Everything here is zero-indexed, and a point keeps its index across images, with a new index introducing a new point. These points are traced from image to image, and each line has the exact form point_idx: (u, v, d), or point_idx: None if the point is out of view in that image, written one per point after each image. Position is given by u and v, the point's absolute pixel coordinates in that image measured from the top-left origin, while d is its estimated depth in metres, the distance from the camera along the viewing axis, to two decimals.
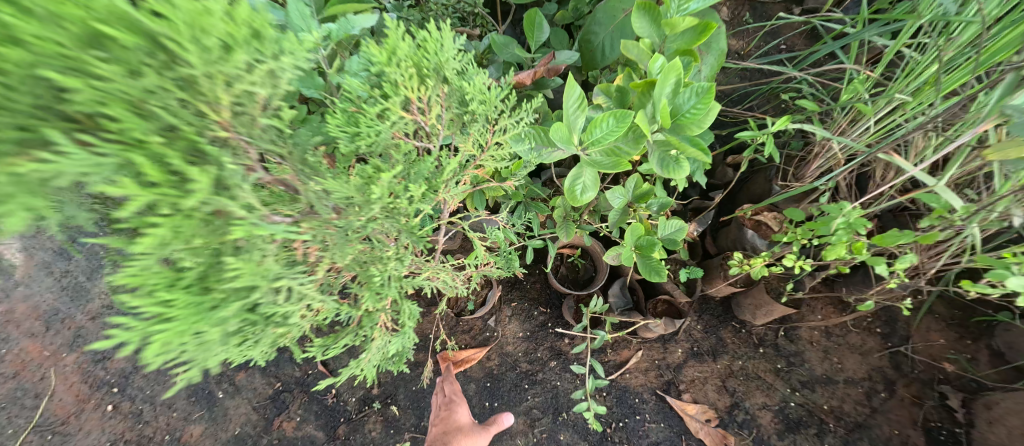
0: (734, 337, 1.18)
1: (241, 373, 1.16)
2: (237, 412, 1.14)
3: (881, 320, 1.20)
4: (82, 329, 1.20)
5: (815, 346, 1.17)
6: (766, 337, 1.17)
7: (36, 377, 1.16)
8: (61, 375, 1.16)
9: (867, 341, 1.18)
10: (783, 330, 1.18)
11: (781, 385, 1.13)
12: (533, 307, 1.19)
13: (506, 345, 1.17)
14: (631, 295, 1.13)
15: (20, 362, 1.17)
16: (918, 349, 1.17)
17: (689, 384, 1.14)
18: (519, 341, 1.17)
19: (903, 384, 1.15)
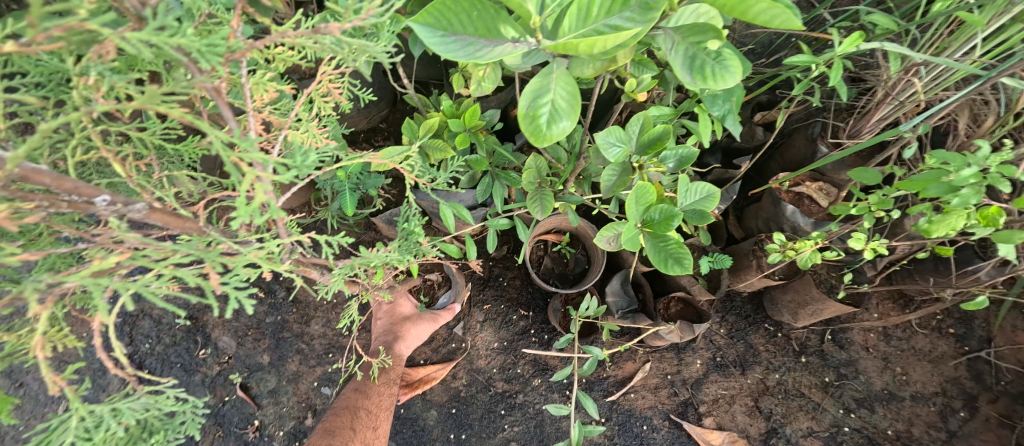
0: (767, 343, 0.92)
1: None
2: None
3: (954, 318, 0.92)
4: None
5: (872, 352, 0.91)
6: (809, 342, 0.92)
7: None
8: None
9: (939, 344, 0.92)
10: (830, 333, 0.92)
11: (829, 405, 0.88)
12: (510, 311, 0.93)
13: (476, 360, 0.91)
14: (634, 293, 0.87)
15: None
16: None
17: (710, 406, 0.89)
18: (492, 354, 0.92)
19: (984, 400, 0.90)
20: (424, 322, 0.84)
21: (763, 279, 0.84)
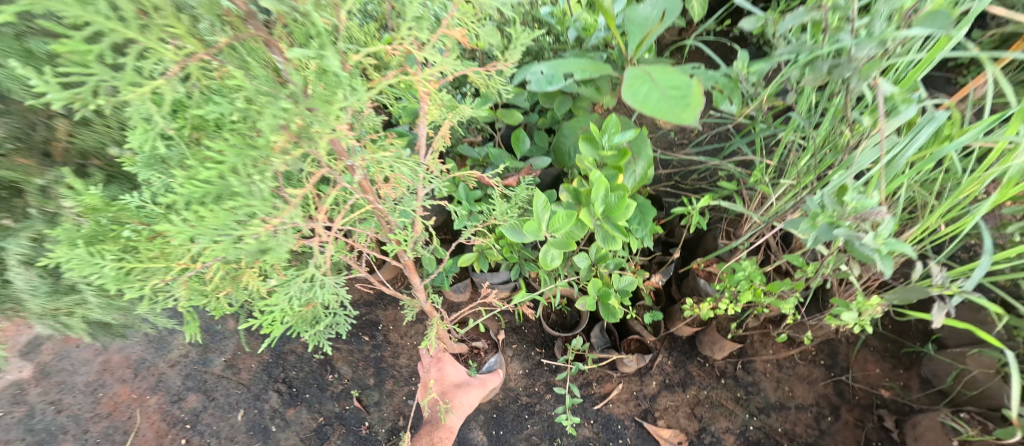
0: (699, 371, 1.40)
1: (291, 409, 1.41)
2: (288, 442, 1.37)
3: (824, 353, 1.42)
4: (163, 375, 1.47)
5: (769, 376, 1.39)
6: (727, 370, 1.40)
7: (123, 417, 1.41)
8: (143, 414, 1.42)
9: (813, 370, 1.40)
10: (741, 363, 1.40)
11: (741, 411, 1.35)
12: (530, 348, 1.43)
13: (508, 381, 1.40)
14: (609, 336, 1.37)
15: (111, 405, 1.42)
16: (855, 376, 1.39)
17: (663, 412, 1.35)
18: (519, 377, 1.40)
19: (845, 408, 1.35)
20: (465, 397, 1.16)
21: (688, 326, 1.34)
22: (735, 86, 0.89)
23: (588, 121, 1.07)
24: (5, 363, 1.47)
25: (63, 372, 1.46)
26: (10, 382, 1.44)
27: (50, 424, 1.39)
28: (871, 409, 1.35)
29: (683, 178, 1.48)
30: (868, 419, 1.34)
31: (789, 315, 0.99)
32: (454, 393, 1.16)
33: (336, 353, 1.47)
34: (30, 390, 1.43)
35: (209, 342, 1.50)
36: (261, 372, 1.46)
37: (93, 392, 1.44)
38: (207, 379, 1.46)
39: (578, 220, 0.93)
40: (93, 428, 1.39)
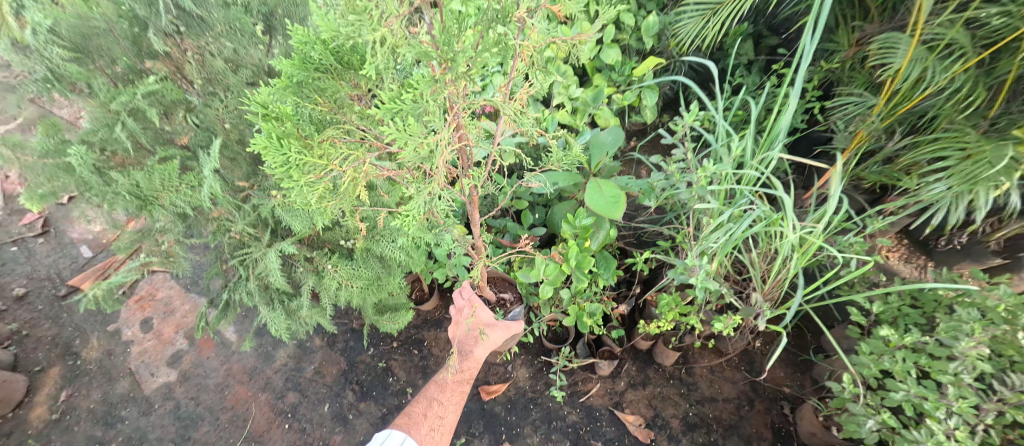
0: (654, 373, 1.96)
1: (362, 402, 1.96)
2: (360, 427, 1.90)
3: (744, 361, 1.98)
4: (269, 378, 2.03)
5: (704, 378, 1.95)
6: (674, 373, 1.96)
7: (242, 408, 1.96)
8: (257, 406, 1.97)
9: (735, 373, 1.96)
10: (684, 368, 1.96)
11: (684, 402, 1.89)
12: (534, 357, 2.00)
13: (518, 381, 1.95)
14: (589, 348, 1.93)
15: (233, 399, 1.98)
16: (766, 377, 1.94)
17: (629, 403, 1.89)
18: (526, 379, 1.95)
19: (758, 400, 1.89)
20: (493, 333, 1.52)
21: (644, 340, 1.91)
22: (652, 191, 1.58)
23: (568, 205, 1.72)
24: (158, 370, 2.05)
25: (198, 376, 2.04)
26: (161, 383, 2.02)
27: (191, 413, 1.95)
28: (777, 401, 1.89)
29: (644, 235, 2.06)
30: (775, 408, 1.87)
31: (697, 330, 1.57)
32: (485, 329, 1.52)
33: (394, 363, 2.04)
34: (175, 389, 2.00)
35: (302, 355, 2.08)
36: (340, 376, 2.03)
37: (221, 390, 2.00)
38: (301, 381, 2.02)
39: (561, 267, 1.56)
40: (222, 415, 1.94)
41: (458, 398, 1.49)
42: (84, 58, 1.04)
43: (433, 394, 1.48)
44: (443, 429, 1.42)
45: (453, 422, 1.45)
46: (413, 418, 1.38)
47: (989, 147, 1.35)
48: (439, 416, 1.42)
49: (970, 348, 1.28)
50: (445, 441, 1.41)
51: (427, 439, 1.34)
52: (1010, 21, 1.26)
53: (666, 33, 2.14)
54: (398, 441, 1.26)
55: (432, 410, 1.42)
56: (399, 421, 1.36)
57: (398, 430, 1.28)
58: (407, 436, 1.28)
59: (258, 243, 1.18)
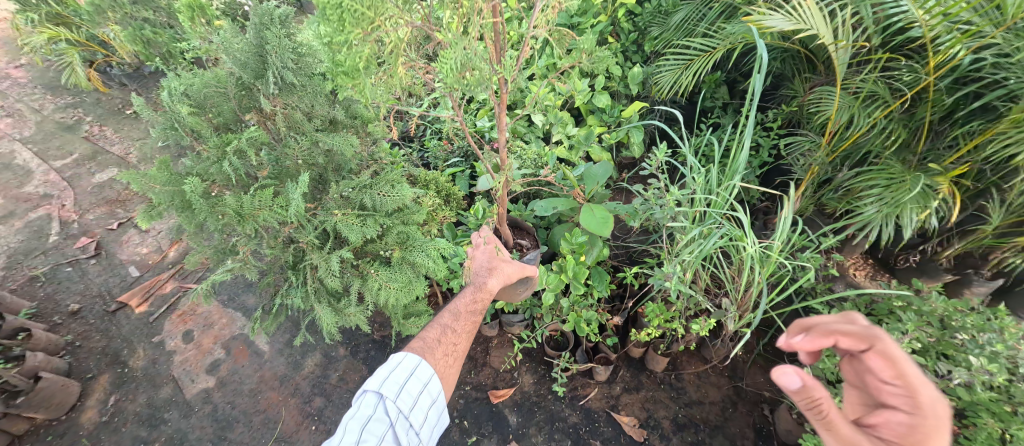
0: (647, 379, 2.15)
1: None
2: None
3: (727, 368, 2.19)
4: (297, 385, 2.23)
5: (692, 383, 2.14)
6: (665, 378, 2.15)
7: (273, 411, 2.14)
8: (287, 410, 2.15)
9: (720, 379, 2.16)
10: (674, 374, 2.17)
11: (674, 405, 2.07)
12: (538, 365, 2.21)
13: (524, 386, 2.14)
14: (587, 355, 2.15)
15: (266, 403, 2.17)
16: (748, 383, 2.13)
17: (624, 406, 2.07)
18: (531, 384, 2.14)
19: (741, 403, 2.07)
20: (509, 266, 1.48)
21: (636, 348, 2.13)
22: (636, 214, 1.88)
23: (567, 226, 2.01)
24: (198, 376, 2.26)
25: (234, 382, 2.24)
26: (201, 389, 2.22)
27: (228, 416, 2.13)
28: (758, 403, 2.07)
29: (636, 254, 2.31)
30: (756, 410, 2.05)
31: (680, 333, 1.81)
32: (500, 262, 1.47)
33: None
34: (213, 394, 2.20)
35: (328, 363, 2.30)
36: (362, 382, 2.24)
37: (254, 395, 2.20)
38: (327, 387, 2.23)
39: (561, 277, 1.83)
40: (254, 418, 2.12)
41: (471, 330, 1.35)
42: (203, 112, 1.43)
43: (445, 324, 1.32)
44: (457, 357, 1.29)
45: (466, 351, 1.32)
46: (427, 344, 1.27)
47: (908, 179, 1.71)
48: (454, 343, 1.30)
49: (903, 343, 1.59)
50: (457, 370, 1.29)
51: (441, 364, 1.24)
52: (914, 78, 1.68)
53: (649, 81, 2.51)
54: (413, 364, 1.19)
55: (447, 337, 1.29)
56: (412, 345, 1.26)
57: (414, 353, 1.21)
58: (423, 360, 1.20)
59: (321, 255, 1.49)
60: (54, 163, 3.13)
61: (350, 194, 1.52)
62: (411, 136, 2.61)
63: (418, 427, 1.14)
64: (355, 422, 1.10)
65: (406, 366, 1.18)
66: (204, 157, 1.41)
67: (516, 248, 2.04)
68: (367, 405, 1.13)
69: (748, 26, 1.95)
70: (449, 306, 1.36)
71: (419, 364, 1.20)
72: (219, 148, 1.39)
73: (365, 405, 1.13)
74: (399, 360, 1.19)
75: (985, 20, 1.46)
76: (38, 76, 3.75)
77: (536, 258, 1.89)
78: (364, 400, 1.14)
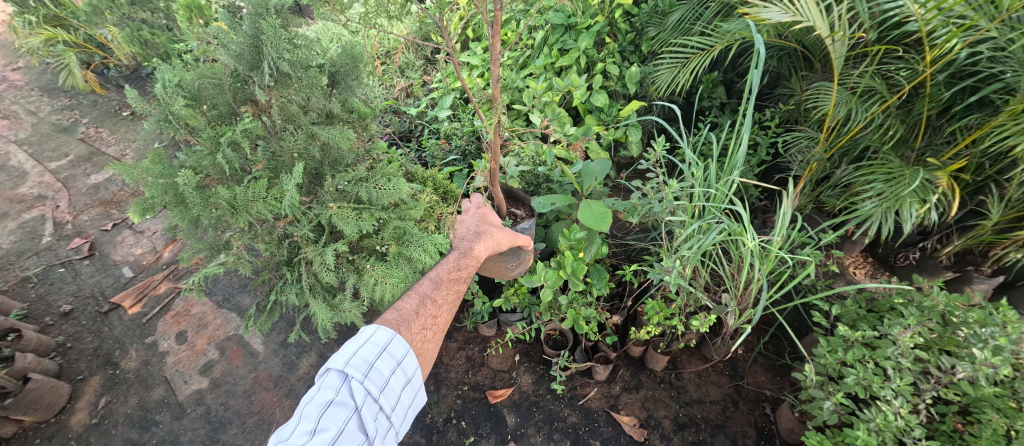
0: (647, 378, 2.13)
1: None
2: None
3: (727, 366, 2.17)
4: (292, 386, 2.20)
5: (692, 382, 2.12)
6: (665, 377, 2.13)
7: (267, 413, 2.10)
8: (281, 411, 2.11)
9: (721, 378, 2.13)
10: (674, 372, 2.14)
11: (675, 404, 2.04)
12: (536, 364, 2.18)
13: (523, 386, 2.10)
14: (586, 354, 2.12)
15: (259, 405, 2.13)
16: (749, 381, 2.11)
17: (624, 406, 2.04)
18: (530, 384, 2.11)
19: (742, 402, 2.05)
20: (499, 234, 1.58)
21: (636, 346, 2.10)
22: (635, 209, 1.87)
23: (565, 223, 2.00)
24: (190, 378, 2.22)
25: (228, 383, 2.20)
26: (193, 390, 2.18)
27: (220, 417, 2.09)
28: (759, 402, 2.04)
29: (635, 252, 2.29)
30: (757, 408, 2.02)
31: (680, 330, 1.79)
32: (489, 230, 1.57)
33: None
34: (206, 395, 2.16)
35: (323, 364, 2.27)
36: None
37: (248, 396, 2.16)
38: None
39: (560, 273, 1.81)
40: (249, 419, 2.08)
41: (453, 298, 1.42)
42: (198, 105, 1.41)
43: (426, 294, 1.36)
44: (436, 330, 1.33)
45: (446, 322, 1.37)
46: (404, 318, 1.26)
47: (906, 173, 1.70)
48: (433, 316, 1.32)
49: (905, 336, 1.56)
50: (434, 344, 1.32)
51: (418, 340, 1.25)
52: (910, 73, 1.68)
53: (647, 80, 2.51)
54: (385, 340, 1.15)
55: (426, 308, 1.32)
56: (387, 318, 1.24)
57: (386, 328, 1.17)
58: (397, 335, 1.17)
59: (317, 249, 1.48)
60: (49, 164, 3.11)
61: (347, 187, 1.50)
62: (408, 135, 2.60)
63: (388, 408, 1.10)
64: (314, 406, 1.02)
65: (376, 342, 1.14)
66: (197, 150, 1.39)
67: (511, 217, 2.00)
68: (329, 386, 1.06)
69: (745, 23, 1.96)
70: (431, 274, 1.41)
71: (392, 340, 1.16)
72: (213, 140, 1.37)
73: (327, 385, 1.06)
74: (368, 335, 1.14)
75: (981, 14, 1.46)
76: (35, 79, 3.74)
77: (530, 228, 1.89)
78: (327, 380, 1.07)
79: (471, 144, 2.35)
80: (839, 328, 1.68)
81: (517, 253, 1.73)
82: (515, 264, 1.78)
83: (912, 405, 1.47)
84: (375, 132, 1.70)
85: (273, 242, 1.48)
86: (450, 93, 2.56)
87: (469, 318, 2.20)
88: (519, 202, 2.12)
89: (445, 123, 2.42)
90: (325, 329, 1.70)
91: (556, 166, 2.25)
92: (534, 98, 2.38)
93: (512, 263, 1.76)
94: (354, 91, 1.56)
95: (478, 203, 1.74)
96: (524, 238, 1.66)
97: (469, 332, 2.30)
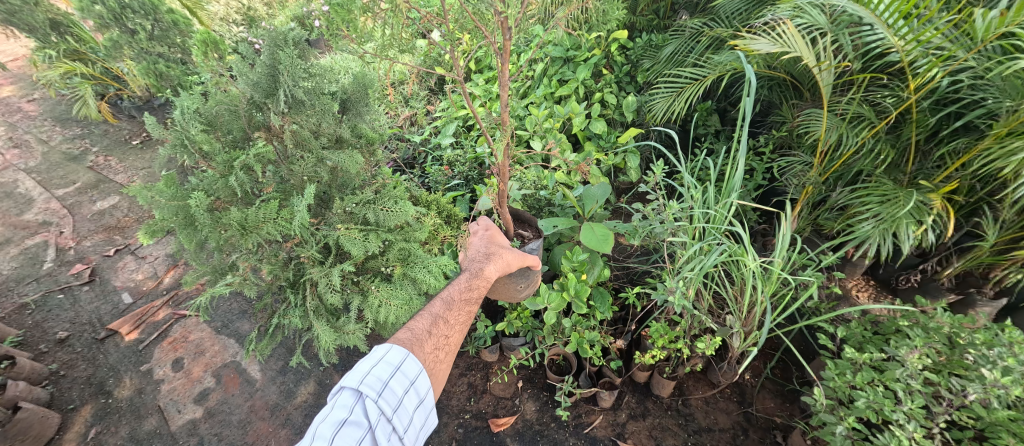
0: (653, 405, 2.08)
1: None
2: None
3: (736, 393, 2.12)
4: (290, 414, 2.14)
5: (700, 408, 2.07)
6: (672, 404, 2.08)
7: (263, 443, 2.03)
8: (277, 441, 2.04)
9: (729, 404, 2.08)
10: (682, 399, 2.09)
11: (683, 432, 1.99)
12: (540, 391, 2.13)
13: (525, 414, 2.05)
14: (591, 379, 2.07)
15: (255, 434, 2.06)
16: (758, 408, 2.06)
17: (631, 435, 1.98)
18: (533, 412, 2.06)
19: (752, 430, 2.00)
20: (509, 254, 1.59)
21: (641, 371, 2.06)
22: (637, 231, 1.90)
23: (567, 246, 2.02)
24: (185, 407, 2.16)
25: (223, 412, 2.14)
26: (187, 420, 2.12)
27: None
28: (769, 430, 1.99)
29: (637, 276, 2.30)
30: (768, 437, 1.97)
31: (685, 353, 1.77)
32: (500, 251, 1.58)
33: None
34: (200, 425, 2.10)
35: (322, 392, 2.21)
36: None
37: (244, 425, 2.09)
38: None
39: (564, 296, 1.81)
40: None
41: (465, 319, 1.41)
42: (214, 131, 1.45)
43: (438, 314, 1.36)
44: (448, 350, 1.32)
45: (457, 343, 1.36)
46: (416, 337, 1.25)
47: (900, 194, 1.73)
48: (445, 336, 1.32)
49: (912, 357, 1.55)
50: (446, 364, 1.31)
51: (431, 359, 1.24)
52: (896, 100, 1.73)
53: (644, 109, 2.59)
54: (398, 359, 1.14)
55: (438, 328, 1.31)
56: (400, 337, 1.24)
57: (400, 346, 1.17)
58: (410, 354, 1.17)
59: (323, 270, 1.49)
60: (56, 191, 3.15)
61: (354, 209, 1.52)
62: (412, 162, 2.66)
63: (400, 429, 1.08)
64: (327, 425, 1.00)
65: (390, 361, 1.13)
66: (207, 174, 1.41)
67: (518, 237, 2.02)
68: (343, 404, 1.04)
69: (736, 55, 2.04)
70: (443, 294, 1.39)
71: (405, 359, 1.16)
72: (223, 166, 1.40)
73: (341, 404, 1.04)
74: (382, 354, 1.13)
75: (957, 44, 1.51)
76: (49, 109, 3.84)
77: (537, 248, 1.91)
78: (341, 398, 1.06)
79: (473, 170, 2.39)
80: (846, 350, 1.67)
81: (526, 273, 1.73)
82: (523, 285, 1.78)
83: (925, 428, 1.44)
84: (381, 158, 1.74)
85: (277, 260, 1.49)
86: (454, 122, 2.63)
87: (472, 342, 2.18)
88: (525, 223, 2.14)
89: (448, 149, 2.48)
90: (327, 354, 1.68)
91: (557, 191, 2.29)
92: (535, 124, 2.44)
93: (521, 284, 1.76)
94: (363, 116, 1.60)
95: (486, 225, 1.73)
96: (532, 258, 1.67)
97: (470, 358, 2.26)
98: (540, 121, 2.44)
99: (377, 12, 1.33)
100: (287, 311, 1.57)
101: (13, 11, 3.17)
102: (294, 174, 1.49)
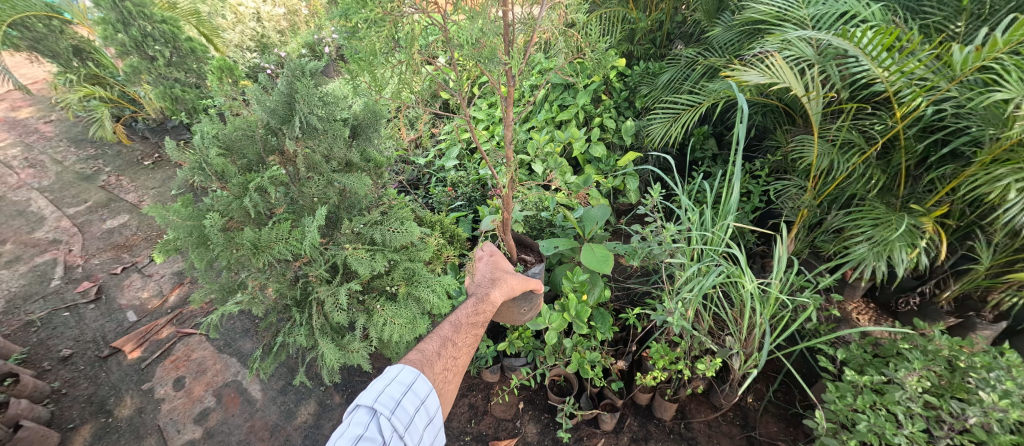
0: (655, 428, 2.06)
1: None
2: None
3: (739, 418, 2.11)
4: (289, 436, 2.13)
5: (703, 432, 2.05)
6: (675, 428, 2.06)
7: None
8: None
9: (732, 428, 2.07)
10: (684, 422, 2.08)
11: None
12: (541, 413, 2.12)
13: (526, 436, 2.04)
14: (592, 401, 2.06)
15: None
16: (761, 432, 2.05)
17: None
18: (535, 434, 2.05)
19: None
20: (513, 279, 1.60)
21: (643, 393, 2.05)
22: (636, 252, 1.93)
23: (568, 266, 2.04)
24: (184, 427, 2.15)
25: (223, 432, 2.14)
26: (187, 440, 2.11)
27: None
28: None
29: (637, 296, 2.32)
30: None
31: (686, 375, 1.78)
32: (504, 275, 1.59)
33: None
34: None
35: (322, 412, 2.21)
36: None
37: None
38: (320, 438, 2.11)
39: (564, 316, 1.83)
40: None
41: (472, 341, 1.43)
42: (230, 154, 1.52)
43: (446, 336, 1.38)
44: (455, 371, 1.34)
45: (465, 364, 1.38)
46: (426, 358, 1.28)
47: (893, 217, 1.77)
48: (453, 357, 1.34)
49: (911, 379, 1.56)
50: (454, 385, 1.33)
51: (439, 379, 1.26)
52: (884, 127, 1.79)
53: (642, 133, 2.66)
54: (409, 379, 1.17)
55: (447, 350, 1.33)
56: (411, 358, 1.26)
57: (411, 367, 1.20)
58: (421, 374, 1.19)
59: (330, 289, 1.52)
60: (68, 209, 3.21)
61: (362, 229, 1.56)
62: (417, 183, 2.73)
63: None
64: (344, 440, 1.02)
65: (402, 380, 1.16)
66: (221, 196, 1.46)
67: (521, 261, 2.07)
68: (358, 422, 1.07)
69: (729, 83, 2.12)
70: (450, 317, 1.41)
71: (416, 379, 1.18)
72: (236, 187, 1.46)
73: (357, 421, 1.07)
74: (394, 374, 1.16)
75: (940, 75, 1.57)
76: (65, 131, 3.94)
77: (540, 272, 1.94)
78: (356, 416, 1.08)
79: (475, 191, 2.44)
80: (846, 372, 1.67)
81: (529, 296, 1.75)
82: (527, 308, 1.78)
83: None
84: (388, 180, 1.78)
85: (285, 279, 1.53)
86: (458, 145, 2.70)
87: (473, 362, 2.18)
88: (528, 247, 2.18)
89: (452, 172, 2.54)
90: (330, 373, 1.69)
91: (558, 212, 2.34)
92: (537, 148, 2.52)
93: (525, 308, 1.77)
94: (372, 141, 1.66)
95: (491, 250, 1.75)
96: (535, 282, 1.69)
97: (471, 378, 2.26)
98: (541, 144, 2.52)
99: (394, 45, 1.40)
100: (292, 329, 1.59)
101: (38, 38, 3.27)
102: (304, 196, 1.55)
